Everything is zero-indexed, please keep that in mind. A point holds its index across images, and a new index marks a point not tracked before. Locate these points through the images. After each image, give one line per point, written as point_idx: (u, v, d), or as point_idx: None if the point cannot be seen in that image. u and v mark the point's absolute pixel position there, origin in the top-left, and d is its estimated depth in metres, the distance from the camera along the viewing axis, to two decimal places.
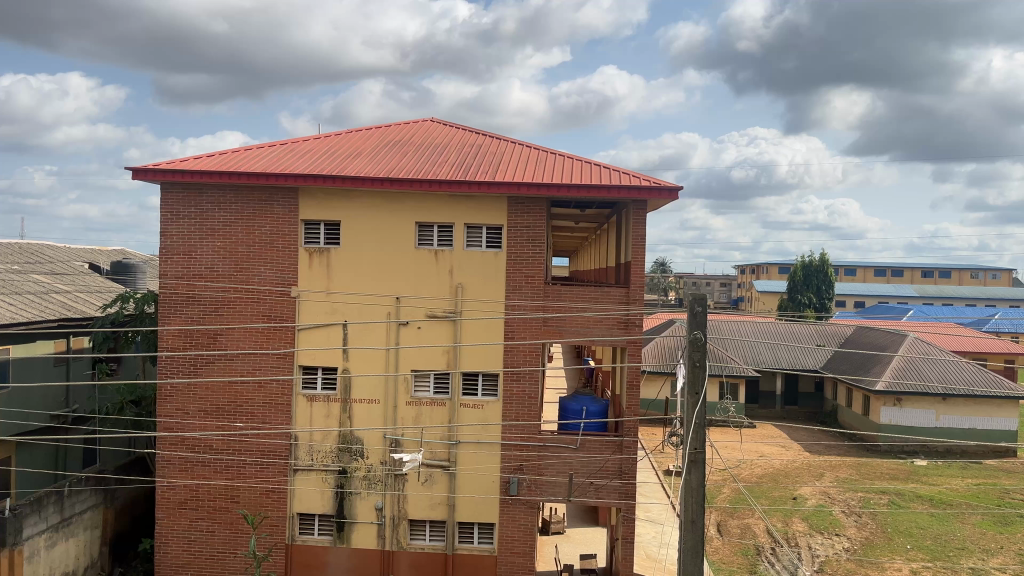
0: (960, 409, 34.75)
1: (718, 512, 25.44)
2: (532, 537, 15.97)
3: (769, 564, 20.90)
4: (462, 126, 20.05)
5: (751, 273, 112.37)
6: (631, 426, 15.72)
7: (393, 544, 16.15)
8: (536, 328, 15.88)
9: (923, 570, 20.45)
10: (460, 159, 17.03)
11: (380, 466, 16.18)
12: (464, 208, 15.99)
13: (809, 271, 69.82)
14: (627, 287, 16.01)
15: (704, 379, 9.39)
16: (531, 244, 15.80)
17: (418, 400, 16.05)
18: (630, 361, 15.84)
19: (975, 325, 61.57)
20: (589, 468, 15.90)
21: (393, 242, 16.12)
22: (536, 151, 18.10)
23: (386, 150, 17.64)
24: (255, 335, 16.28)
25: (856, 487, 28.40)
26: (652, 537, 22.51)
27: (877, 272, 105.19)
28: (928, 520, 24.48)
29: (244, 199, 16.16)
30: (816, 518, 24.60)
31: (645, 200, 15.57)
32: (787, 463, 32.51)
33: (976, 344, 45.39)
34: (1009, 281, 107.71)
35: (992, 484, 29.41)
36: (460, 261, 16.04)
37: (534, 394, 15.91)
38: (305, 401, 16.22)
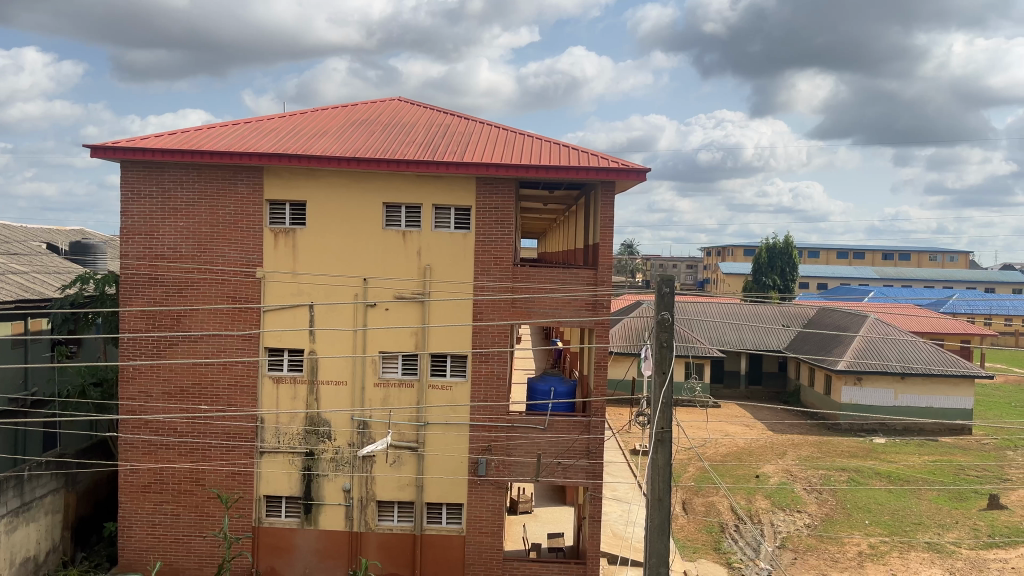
0: (918, 388, 35.55)
1: (684, 491, 25.81)
2: (500, 516, 16.09)
3: (733, 541, 21.25)
4: (430, 106, 19.90)
5: (716, 255, 113.66)
6: (598, 406, 15.84)
7: (361, 525, 16.15)
8: (504, 309, 15.88)
9: (880, 544, 20.97)
10: (427, 139, 16.91)
11: (347, 448, 16.13)
12: (433, 188, 15.87)
13: (774, 253, 70.67)
14: (595, 268, 16.05)
15: (671, 359, 9.39)
16: (500, 225, 15.78)
17: (386, 381, 15.99)
18: (598, 342, 15.93)
19: (934, 305, 62.98)
20: (557, 448, 15.99)
21: (360, 222, 15.98)
22: (505, 132, 18.04)
23: (353, 129, 17.46)
24: (220, 316, 16.09)
25: (817, 464, 28.96)
26: (619, 515, 22.79)
27: (840, 254, 106.99)
28: (886, 497, 25.11)
29: (206, 178, 15.88)
30: (778, 495, 25.08)
31: (613, 181, 15.60)
32: (751, 442, 33.05)
33: (934, 325, 46.39)
34: (966, 264, 110.18)
35: (948, 461, 30.21)
36: (428, 243, 15.97)
37: (503, 374, 15.96)
38: (272, 383, 16.11)
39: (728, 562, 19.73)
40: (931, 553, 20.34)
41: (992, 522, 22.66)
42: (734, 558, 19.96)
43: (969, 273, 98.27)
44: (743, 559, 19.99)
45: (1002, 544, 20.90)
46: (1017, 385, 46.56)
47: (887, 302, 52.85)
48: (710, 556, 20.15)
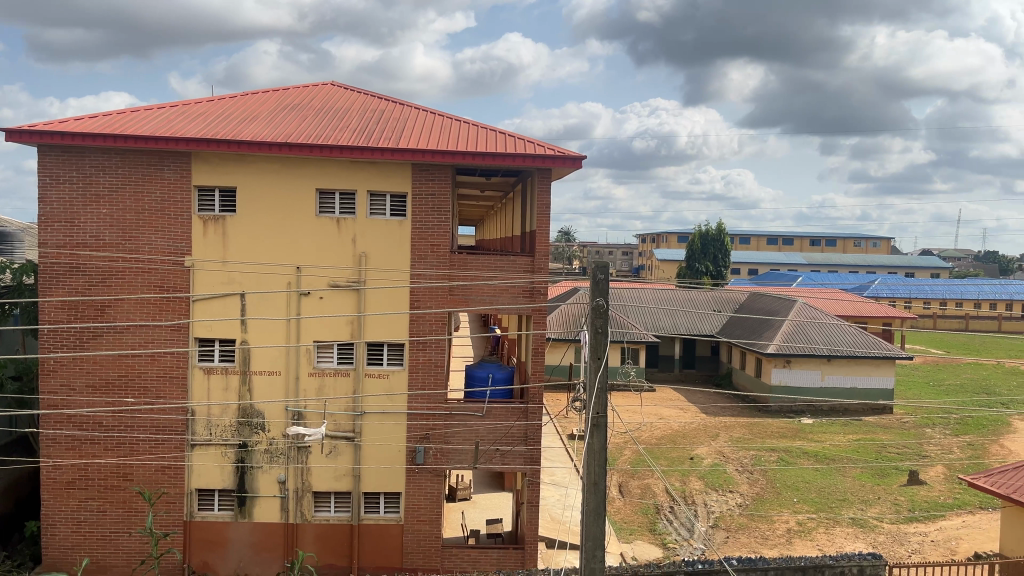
0: (843, 369, 36.84)
1: (620, 474, 26.20)
2: (439, 504, 16.09)
3: (667, 522, 21.69)
4: (364, 91, 19.59)
5: (651, 242, 115.34)
6: (535, 392, 15.94)
7: (297, 517, 15.94)
8: (442, 296, 15.79)
9: (808, 521, 21.68)
10: (361, 124, 16.67)
11: (282, 439, 15.88)
12: (367, 174, 15.66)
13: (706, 240, 71.95)
14: (532, 256, 16.14)
15: (606, 346, 9.42)
16: (436, 212, 15.69)
17: (321, 370, 15.77)
18: (535, 329, 16.01)
19: (858, 289, 65.18)
20: (495, 435, 16.04)
21: (292, 209, 15.66)
22: (440, 118, 17.90)
23: (285, 113, 17.08)
24: (147, 306, 15.62)
25: (748, 445, 29.73)
26: (556, 500, 22.99)
27: (769, 241, 109.89)
28: (813, 475, 25.97)
29: (130, 164, 15.35)
30: (711, 476, 25.70)
31: (549, 168, 15.64)
32: (685, 425, 33.73)
33: (858, 309, 48.03)
34: (888, 250, 114.33)
35: (871, 439, 31.37)
36: (363, 230, 15.76)
37: (440, 362, 15.91)
38: (202, 374, 15.73)
39: (663, 542, 20.12)
40: (855, 528, 21.13)
41: (912, 497, 23.67)
42: (668, 538, 20.37)
43: (892, 258, 101.92)
44: (677, 539, 20.42)
45: (921, 518, 21.86)
46: (934, 365, 48.64)
47: (813, 287, 54.47)
48: (645, 537, 20.52)
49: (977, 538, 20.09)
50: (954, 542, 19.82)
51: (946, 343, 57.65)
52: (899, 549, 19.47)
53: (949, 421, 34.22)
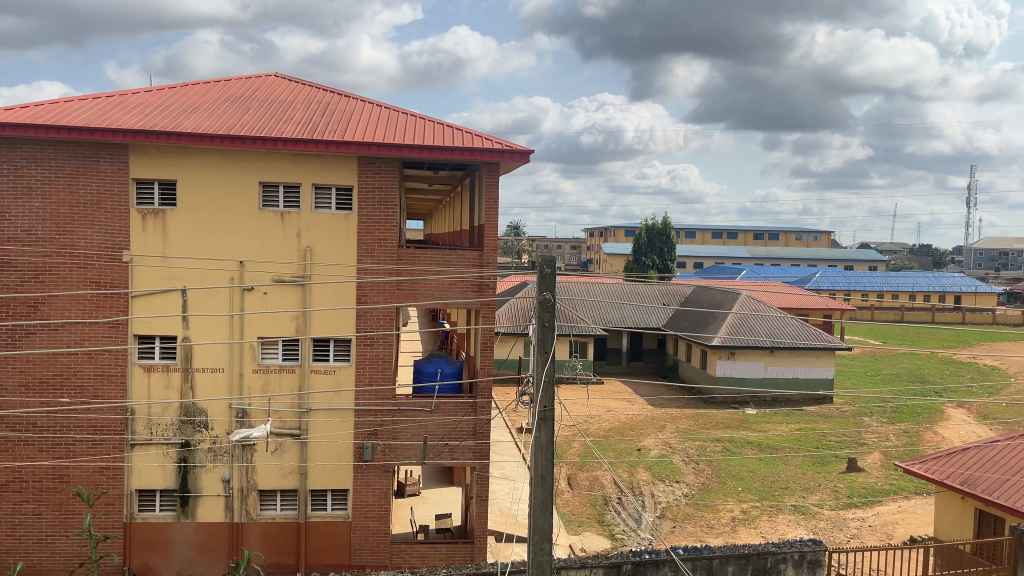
0: (785, 360, 37.70)
1: (568, 467, 26.39)
2: (387, 500, 15.96)
3: (615, 514, 21.91)
4: (309, 83, 19.28)
5: (599, 236, 116.30)
6: (484, 386, 15.94)
7: (242, 515, 15.66)
8: (389, 291, 15.66)
9: (751, 509, 22.14)
10: (305, 116, 16.42)
11: (226, 438, 15.58)
12: (312, 168, 15.42)
13: (653, 233, 72.82)
14: (480, 250, 16.12)
15: (552, 340, 9.45)
16: (383, 206, 15.55)
17: (266, 367, 15.51)
18: (484, 323, 16.01)
19: (800, 282, 66.79)
20: (444, 430, 15.98)
21: (235, 203, 15.35)
22: (386, 111, 17.74)
23: (227, 105, 16.72)
24: (84, 303, 15.13)
25: (694, 436, 30.20)
26: (506, 493, 23.04)
27: (714, 234, 111.88)
28: (757, 464, 26.51)
29: (64, 155, 14.84)
30: (658, 467, 26.05)
31: (496, 163, 15.64)
32: (633, 417, 34.12)
33: (799, 301, 49.20)
34: (828, 243, 117.29)
35: (812, 428, 32.17)
36: (308, 223, 15.53)
37: (388, 357, 15.79)
38: (142, 372, 15.34)
39: (611, 533, 20.34)
40: (796, 515, 21.65)
41: (851, 483, 24.37)
42: (616, 529, 20.60)
43: (833, 252, 104.59)
44: (625, 530, 20.66)
45: (860, 504, 22.51)
46: (871, 356, 50.11)
47: (756, 280, 55.59)
48: (594, 528, 20.70)
49: (912, 522, 20.78)
50: (891, 526, 20.47)
51: (882, 333, 59.45)
52: (838, 535, 20.02)
53: (886, 409, 35.29)
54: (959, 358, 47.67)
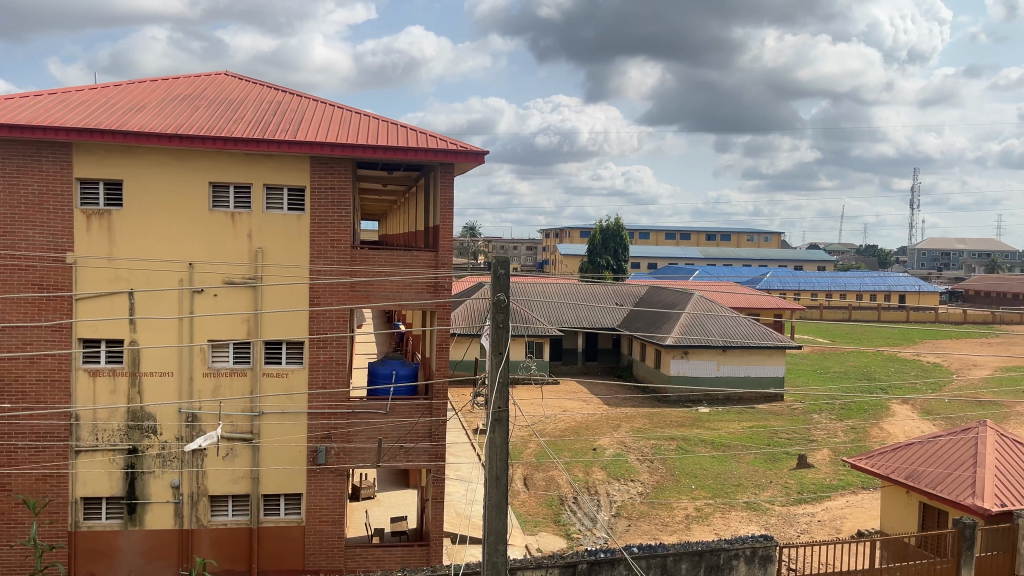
0: (737, 359, 38.33)
1: (524, 467, 26.42)
2: (341, 504, 15.81)
3: (571, 513, 22.01)
4: (260, 82, 18.99)
5: (555, 237, 116.83)
6: (440, 388, 15.91)
7: (192, 522, 15.36)
8: (342, 293, 15.50)
9: (705, 506, 22.43)
10: (256, 116, 16.17)
11: (175, 443, 15.27)
12: (264, 168, 15.18)
13: (607, 234, 73.34)
14: (435, 251, 16.07)
15: (507, 340, 9.47)
16: (337, 206, 15.39)
17: (216, 370, 15.24)
18: (439, 325, 15.97)
19: (751, 282, 67.97)
20: (399, 432, 15.89)
21: (183, 203, 15.04)
22: (339, 110, 17.57)
23: (174, 104, 16.37)
24: (25, 306, 14.69)
25: (648, 435, 30.50)
26: (462, 495, 23.00)
27: (667, 236, 113.27)
28: (710, 462, 26.88)
29: (4, 154, 14.39)
30: (613, 466, 26.23)
31: (451, 163, 15.61)
32: (588, 417, 34.32)
33: (750, 301, 50.04)
34: (778, 244, 119.55)
35: (763, 426, 32.72)
36: (260, 224, 15.30)
37: (342, 360, 15.62)
38: (87, 376, 14.95)
39: (567, 533, 20.43)
40: (748, 511, 22.00)
41: (801, 479, 24.85)
42: (572, 529, 20.70)
43: (783, 252, 106.59)
44: (581, 529, 20.78)
45: (809, 499, 22.97)
46: (820, 354, 51.20)
47: (708, 281, 56.41)
48: (550, 528, 20.76)
49: (859, 516, 21.28)
50: (839, 521, 20.93)
51: (830, 332, 60.78)
52: (789, 531, 20.41)
53: (835, 406, 36.07)
54: (903, 355, 48.98)
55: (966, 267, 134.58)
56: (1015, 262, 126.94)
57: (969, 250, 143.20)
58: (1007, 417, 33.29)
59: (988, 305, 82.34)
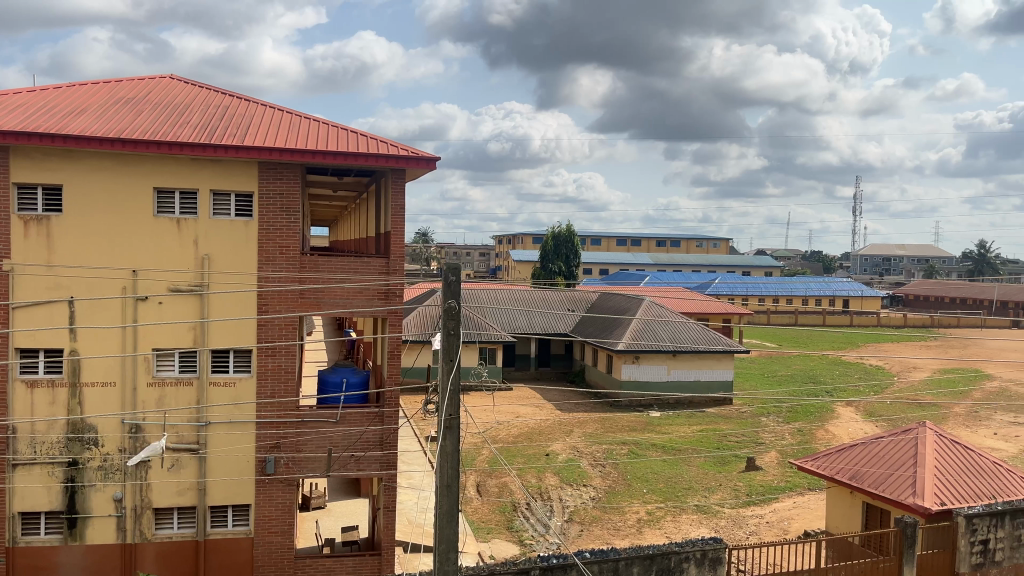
0: (687, 363, 38.82)
1: (477, 474, 26.36)
2: (291, 514, 15.55)
3: (524, 519, 22.02)
4: (206, 86, 18.66)
5: (507, 244, 117.03)
6: (391, 395, 15.77)
7: (136, 536, 14.95)
8: (292, 300, 15.30)
9: (656, 510, 22.66)
10: (202, 120, 15.87)
11: (118, 455, 14.86)
12: (210, 172, 14.89)
13: (559, 240, 73.70)
14: (387, 257, 15.92)
15: (458, 347, 9.44)
16: (285, 212, 15.19)
17: (161, 380, 14.88)
18: (391, 332, 15.82)
19: (700, 287, 69.01)
20: (349, 441, 15.69)
21: (126, 209, 14.68)
22: (288, 115, 17.35)
23: (116, 107, 16.00)
24: None
25: (600, 440, 30.70)
26: (414, 503, 22.82)
27: (619, 242, 114.45)
28: (661, 466, 27.16)
29: None
30: (565, 471, 26.32)
31: (402, 170, 15.53)
32: (540, 423, 34.40)
33: (700, 307, 50.81)
34: (727, 250, 121.69)
35: (713, 429, 33.18)
36: (206, 230, 15.00)
37: (291, 368, 15.39)
38: (25, 388, 14.49)
39: (520, 539, 20.43)
40: (699, 514, 22.28)
41: (750, 482, 25.26)
42: (525, 535, 20.72)
43: (732, 258, 108.44)
44: (533, 535, 20.81)
45: (758, 501, 23.35)
46: (768, 357, 52.19)
47: (659, 286, 57.13)
48: (503, 535, 20.74)
49: (806, 517, 21.71)
50: (787, 522, 21.32)
51: (778, 336, 62.03)
52: (738, 532, 20.73)
53: (782, 409, 36.80)
54: (847, 359, 50.23)
55: (906, 273, 138.60)
56: (953, 268, 131.31)
57: (909, 256, 147.51)
58: (945, 418, 34.37)
59: (926, 309, 85.27)
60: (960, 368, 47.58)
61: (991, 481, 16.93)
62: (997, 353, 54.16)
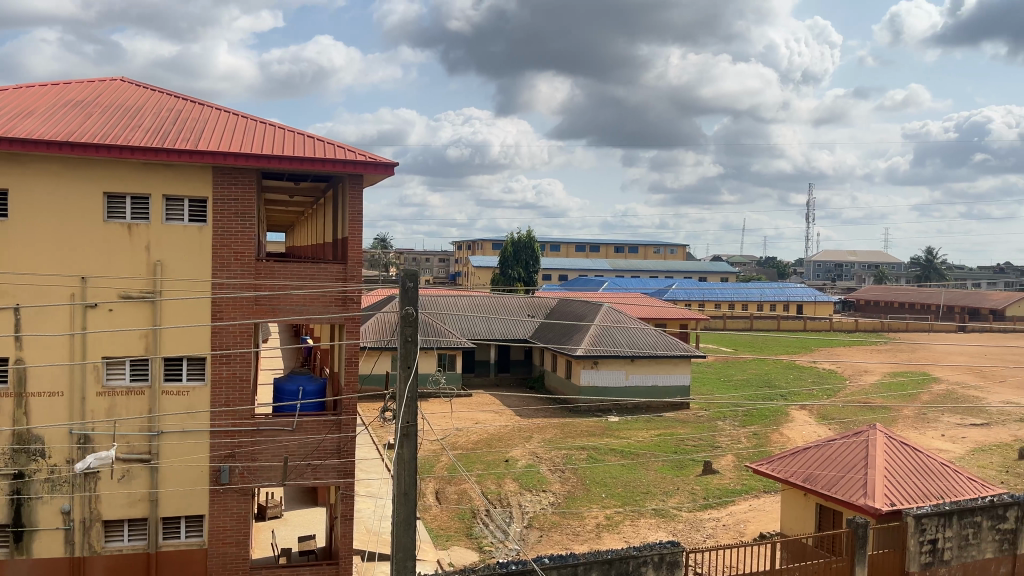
0: (645, 368, 39.14)
1: (436, 481, 26.23)
2: (246, 525, 15.29)
3: (483, 526, 21.98)
4: (158, 90, 18.31)
5: (467, 249, 116.94)
6: (349, 403, 15.63)
7: (85, 549, 14.57)
8: (247, 307, 15.08)
9: (615, 515, 22.78)
10: (155, 124, 15.58)
11: (66, 466, 14.50)
12: (163, 177, 14.62)
13: (518, 246, 73.87)
14: (344, 263, 15.86)
15: (416, 354, 9.40)
16: (240, 217, 14.98)
17: (111, 389, 14.55)
18: (348, 338, 15.70)
19: (658, 293, 69.75)
20: (306, 450, 15.51)
21: (75, 215, 14.34)
22: (243, 119, 17.11)
23: (65, 110, 15.63)
24: None
25: (559, 445, 30.79)
26: (371, 510, 22.62)
27: (577, 248, 115.13)
28: (620, 470, 27.32)
29: None
30: (525, 477, 26.31)
31: (359, 175, 15.41)
32: (500, 429, 34.37)
33: (657, 312, 51.31)
34: (684, 255, 123.11)
35: (670, 434, 33.49)
36: (159, 236, 14.72)
37: (246, 376, 15.15)
38: None
39: (479, 546, 20.38)
40: (657, 518, 22.47)
41: (706, 485, 25.54)
42: (484, 542, 20.67)
43: (689, 264, 109.78)
44: (493, 542, 20.77)
45: (714, 504, 23.62)
46: (724, 362, 52.90)
47: (618, 292, 57.57)
48: (462, 542, 20.66)
49: (762, 519, 22.02)
50: (743, 525, 21.61)
51: (733, 341, 62.93)
52: (695, 536, 20.93)
53: (737, 413, 37.29)
54: (801, 362, 51.13)
55: (857, 278, 141.74)
56: (901, 274, 134.66)
57: (860, 261, 150.81)
58: (895, 420, 35.18)
59: (876, 314, 87.31)
60: (909, 371, 48.77)
61: (939, 481, 17.36)
62: (944, 357, 55.61)
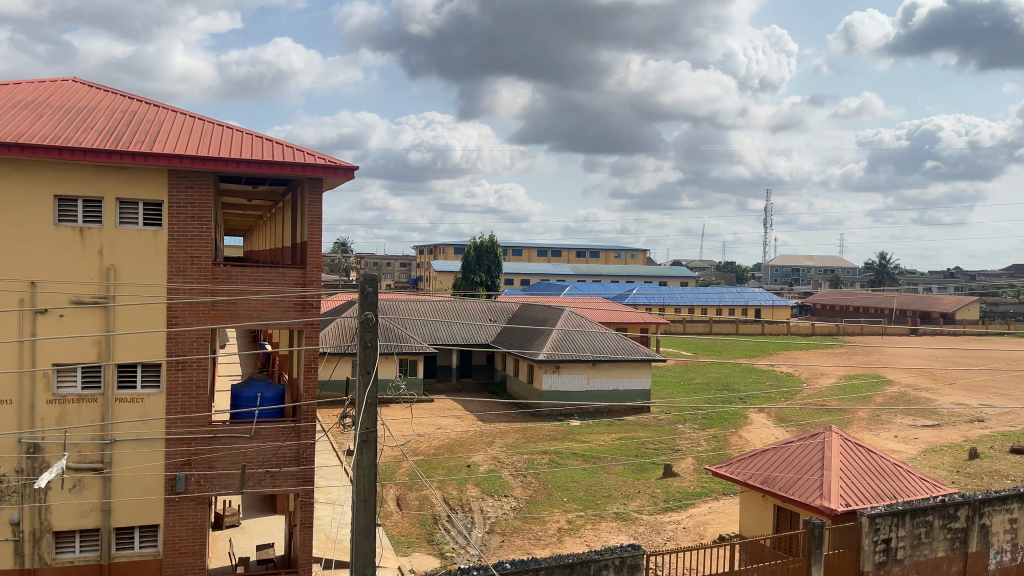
0: (606, 372, 39.37)
1: (396, 487, 26.05)
2: (202, 533, 15.02)
3: (444, 532, 21.88)
4: (112, 91, 17.94)
5: (429, 253, 116.54)
6: (308, 409, 15.46)
7: (34, 560, 14.18)
8: (203, 312, 14.84)
9: (576, 519, 22.84)
10: (108, 126, 15.26)
11: (14, 476, 14.10)
12: (117, 180, 14.32)
13: (481, 251, 73.78)
14: (303, 268, 15.70)
15: (375, 359, 9.32)
16: (196, 221, 14.74)
17: (63, 397, 14.20)
18: (308, 344, 15.54)
19: (619, 297, 70.24)
20: (264, 457, 15.29)
21: (24, 218, 13.97)
22: (200, 122, 16.84)
23: (15, 111, 15.23)
24: None
25: (521, 450, 30.79)
26: (331, 518, 22.36)
27: (539, 252, 115.43)
28: (581, 474, 27.41)
29: None
30: (487, 482, 26.26)
31: (319, 179, 15.25)
32: (461, 434, 34.28)
33: (618, 316, 51.64)
34: (644, 260, 124.18)
35: (631, 437, 33.72)
36: (112, 240, 14.41)
37: (202, 383, 14.89)
38: None
39: (440, 552, 20.28)
40: (618, 522, 22.58)
41: (666, 488, 25.75)
42: (446, 547, 20.58)
43: (650, 269, 110.76)
44: (454, 547, 20.69)
45: (675, 507, 23.82)
46: (684, 366, 53.43)
47: (579, 296, 57.83)
48: (423, 548, 20.53)
49: (721, 522, 22.26)
50: (702, 527, 21.82)
51: (693, 344, 63.63)
52: (656, 539, 21.08)
53: (697, 416, 37.66)
54: (759, 366, 51.86)
55: (813, 282, 144.36)
56: (856, 278, 137.40)
57: (817, 266, 153.55)
58: (850, 422, 35.84)
59: (831, 317, 89.01)
60: (863, 374, 49.80)
61: (892, 481, 17.72)
62: (896, 359, 56.91)
